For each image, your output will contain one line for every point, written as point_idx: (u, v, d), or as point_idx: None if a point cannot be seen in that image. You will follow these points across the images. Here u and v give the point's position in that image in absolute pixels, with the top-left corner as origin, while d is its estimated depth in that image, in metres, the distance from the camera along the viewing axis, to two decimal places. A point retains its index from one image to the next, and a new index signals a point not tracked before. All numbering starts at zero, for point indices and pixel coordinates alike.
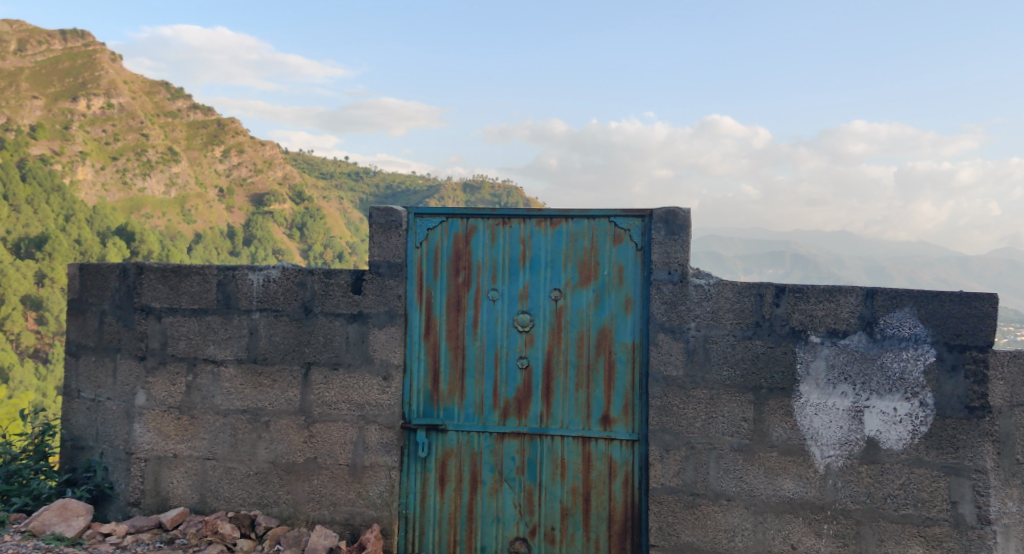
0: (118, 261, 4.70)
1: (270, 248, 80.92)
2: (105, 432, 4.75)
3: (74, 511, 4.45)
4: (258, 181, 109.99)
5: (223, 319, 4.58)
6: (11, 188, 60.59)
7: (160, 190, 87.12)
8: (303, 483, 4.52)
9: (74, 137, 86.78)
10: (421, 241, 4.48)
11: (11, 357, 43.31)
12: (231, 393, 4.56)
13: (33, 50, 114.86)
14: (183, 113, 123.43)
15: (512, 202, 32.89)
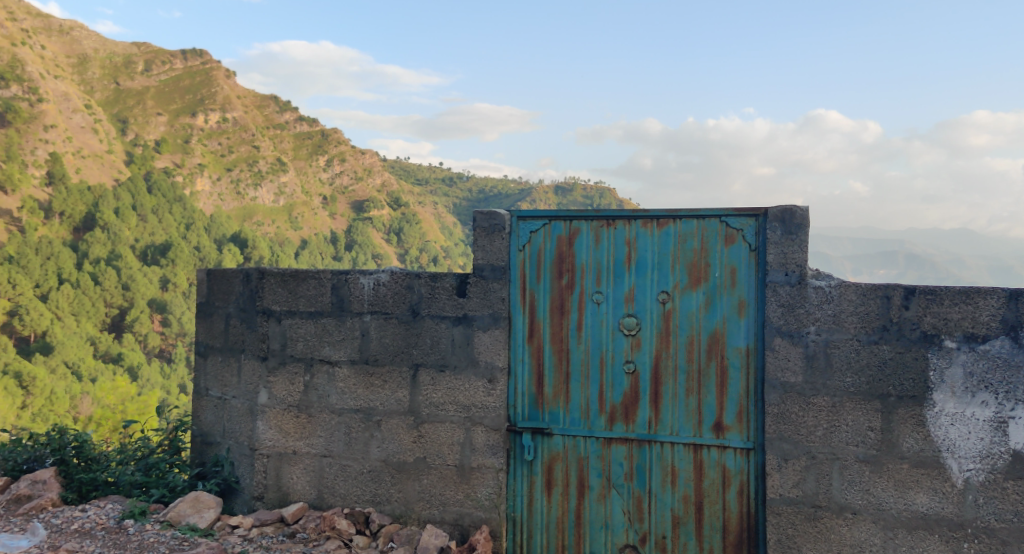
0: (241, 266, 4.90)
1: (369, 253, 84.16)
2: (231, 429, 4.96)
3: (206, 503, 4.61)
4: (359, 190, 114.16)
5: (337, 322, 4.71)
6: (139, 199, 65.87)
7: (269, 199, 91.93)
8: (414, 482, 4.58)
9: (192, 150, 92.65)
10: (525, 244, 4.49)
11: (139, 357, 47.70)
12: (344, 393, 4.68)
13: (157, 69, 123.05)
14: (290, 124, 129.36)
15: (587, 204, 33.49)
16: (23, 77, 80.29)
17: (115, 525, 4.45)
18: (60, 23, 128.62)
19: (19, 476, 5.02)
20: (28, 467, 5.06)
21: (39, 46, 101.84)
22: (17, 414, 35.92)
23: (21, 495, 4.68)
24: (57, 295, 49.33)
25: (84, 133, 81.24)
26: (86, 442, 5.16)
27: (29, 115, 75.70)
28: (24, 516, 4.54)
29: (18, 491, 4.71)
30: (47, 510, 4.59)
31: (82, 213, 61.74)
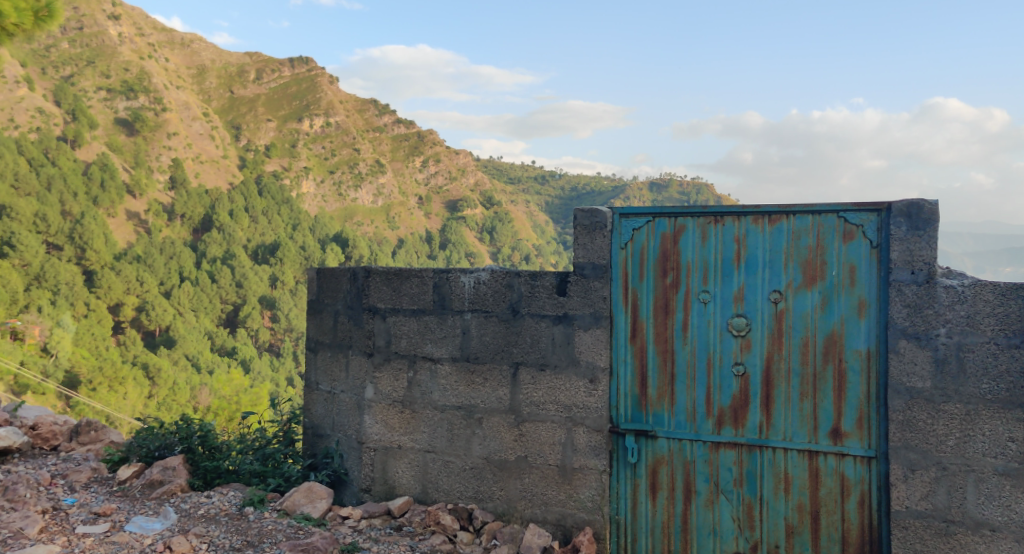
0: (349, 265, 5.00)
1: (463, 252, 85.73)
2: (340, 422, 5.05)
3: (319, 494, 4.69)
4: (454, 189, 116.27)
5: (439, 320, 4.73)
6: (251, 202, 69.40)
7: (369, 199, 94.89)
8: (516, 480, 4.56)
9: (298, 154, 96.67)
10: (628, 241, 4.39)
11: (251, 350, 50.05)
12: (447, 389, 4.69)
13: (267, 78, 128.78)
14: (389, 127, 132.86)
15: (673, 203, 33.43)
16: (149, 88, 85.75)
17: (237, 512, 4.59)
18: (182, 38, 137.29)
19: (149, 463, 5.18)
20: (158, 453, 5.21)
21: (162, 58, 108.27)
22: (145, 401, 38.61)
23: (153, 480, 4.86)
24: (179, 291, 52.19)
25: (202, 140, 86.00)
26: (210, 432, 5.32)
27: (154, 123, 80.93)
28: (158, 500, 4.72)
29: (150, 476, 4.88)
30: (177, 496, 4.75)
31: (200, 216, 65.70)
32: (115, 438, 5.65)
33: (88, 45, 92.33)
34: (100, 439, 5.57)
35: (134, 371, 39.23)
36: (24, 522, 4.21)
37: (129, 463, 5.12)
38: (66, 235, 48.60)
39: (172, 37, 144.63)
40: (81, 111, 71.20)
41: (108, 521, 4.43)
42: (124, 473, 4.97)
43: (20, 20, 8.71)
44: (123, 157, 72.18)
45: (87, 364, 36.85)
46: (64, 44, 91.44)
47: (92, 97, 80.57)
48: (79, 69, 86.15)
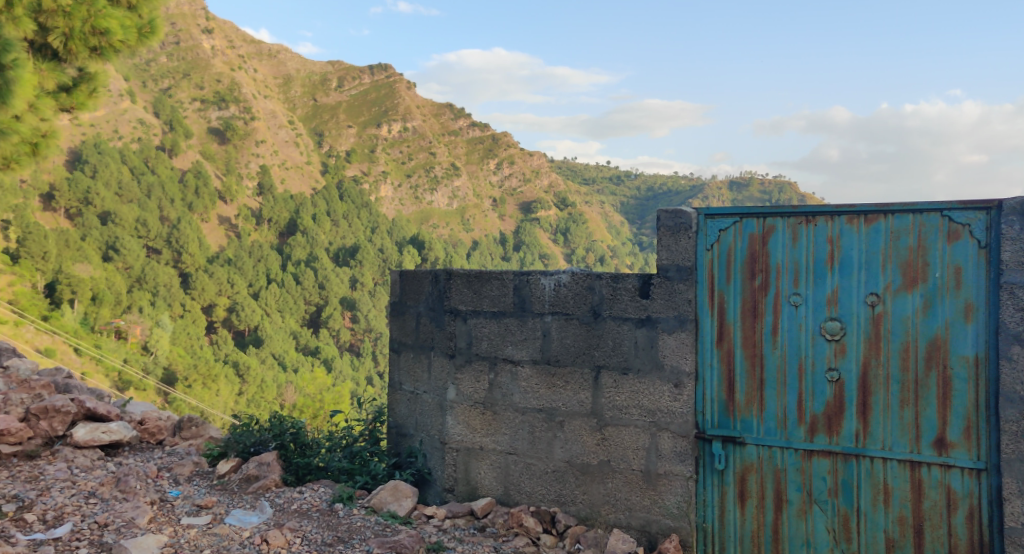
0: (431, 267, 5.04)
1: (537, 254, 86.01)
2: (423, 422, 5.09)
3: (404, 492, 4.73)
4: (528, 191, 116.92)
5: (519, 322, 4.71)
6: (333, 206, 71.36)
7: (444, 202, 96.41)
8: (598, 484, 4.51)
9: (377, 159, 98.97)
10: (713, 243, 4.30)
11: (333, 351, 51.39)
12: (528, 392, 4.67)
13: (349, 85, 132.06)
14: (464, 131, 134.41)
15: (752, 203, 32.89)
16: (239, 98, 89.22)
17: (328, 508, 4.67)
18: (269, 49, 142.32)
19: (246, 458, 5.30)
20: (253, 449, 5.33)
21: (251, 68, 112.36)
22: (237, 399, 39.78)
23: (249, 474, 4.99)
24: (266, 292, 53.96)
25: (287, 147, 88.77)
26: (301, 430, 5.44)
27: (244, 132, 84.04)
28: (254, 494, 4.83)
29: (247, 471, 5.01)
30: (271, 491, 4.86)
31: (286, 220, 67.71)
32: (214, 433, 5.74)
33: (184, 58, 96.75)
34: (200, 434, 5.66)
35: (226, 370, 40.51)
36: (134, 513, 4.35)
37: (226, 458, 5.24)
38: (165, 240, 51.38)
39: (260, 48, 150.08)
40: (177, 122, 74.63)
41: (210, 513, 4.54)
42: (223, 467, 5.09)
43: (125, 38, 9.69)
44: (215, 164, 75.24)
45: (182, 362, 38.60)
46: (163, 58, 96.13)
47: (187, 107, 84.38)
48: (175, 82, 90.28)
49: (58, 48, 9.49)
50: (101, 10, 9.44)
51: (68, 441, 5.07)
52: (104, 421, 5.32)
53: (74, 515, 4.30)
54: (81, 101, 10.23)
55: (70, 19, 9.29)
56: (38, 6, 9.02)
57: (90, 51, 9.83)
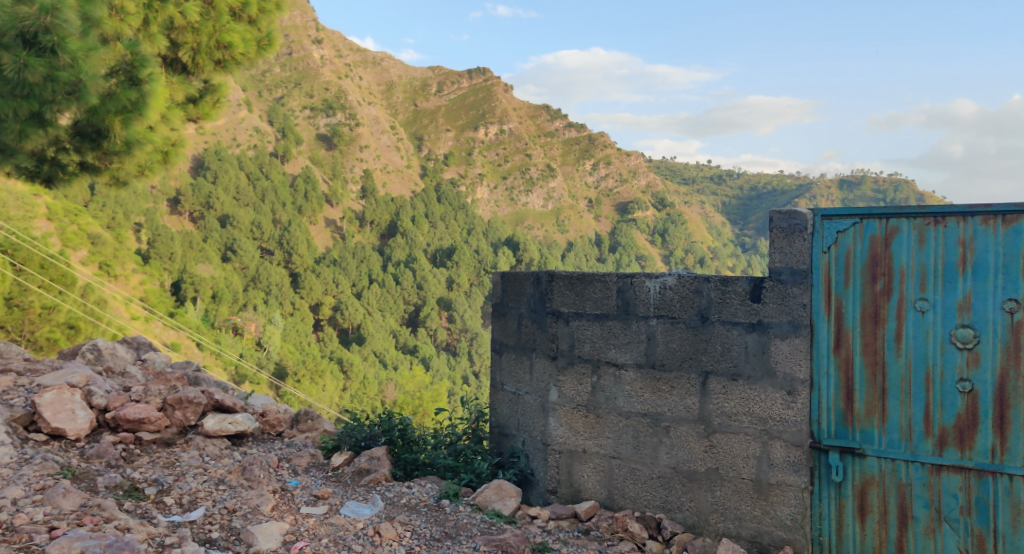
0: (533, 269, 5.03)
1: (633, 256, 85.41)
2: (525, 423, 5.09)
3: (508, 492, 4.74)
4: (625, 191, 116.27)
5: (622, 325, 4.64)
6: (431, 208, 72.95)
7: (539, 204, 97.33)
8: (707, 492, 4.39)
9: (475, 162, 100.81)
10: (830, 245, 4.14)
11: (430, 350, 52.49)
12: (632, 395, 4.60)
13: (448, 90, 134.52)
14: (561, 133, 134.91)
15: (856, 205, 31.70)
16: (345, 106, 92.36)
17: (435, 504, 4.74)
18: (375, 57, 146.70)
19: (358, 452, 5.43)
20: (365, 444, 5.47)
21: (357, 75, 116.03)
22: (341, 394, 40.90)
23: (361, 468, 5.10)
24: (368, 292, 55.64)
25: (389, 151, 91.12)
26: (408, 426, 5.54)
27: (350, 138, 86.88)
28: (366, 488, 4.94)
29: (358, 464, 5.12)
30: (382, 484, 4.95)
31: (387, 222, 69.61)
32: (328, 426, 5.90)
33: (296, 68, 100.87)
34: (315, 428, 5.83)
35: (331, 366, 41.68)
36: (259, 500, 4.51)
37: (340, 452, 5.38)
38: (277, 241, 53.78)
39: (366, 55, 154.88)
40: (289, 129, 77.77)
41: (326, 503, 4.68)
42: (337, 460, 5.24)
43: (246, 50, 10.54)
44: (322, 169, 78.12)
45: (292, 358, 39.88)
46: (277, 69, 100.59)
47: (298, 114, 87.96)
48: (287, 90, 94.27)
49: (187, 62, 10.28)
50: (225, 26, 10.24)
51: (199, 430, 5.24)
52: (231, 413, 5.46)
53: (206, 499, 4.48)
54: (205, 112, 10.90)
55: (197, 34, 10.11)
56: (171, 23, 9.80)
57: (215, 64, 10.64)
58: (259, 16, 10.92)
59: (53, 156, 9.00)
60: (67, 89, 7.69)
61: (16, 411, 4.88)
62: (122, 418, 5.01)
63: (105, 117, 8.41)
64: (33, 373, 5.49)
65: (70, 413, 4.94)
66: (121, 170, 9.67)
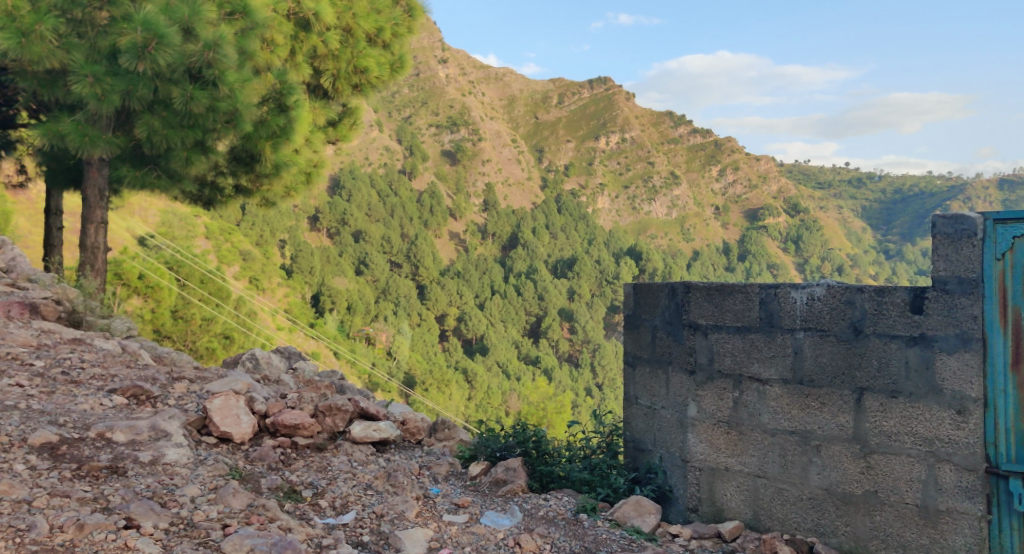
0: (667, 280, 4.86)
1: (765, 264, 82.68)
2: (662, 438, 4.91)
3: (647, 508, 4.59)
4: (754, 197, 113.23)
5: (766, 338, 4.41)
6: (551, 220, 73.61)
7: (663, 212, 97.17)
8: (864, 517, 4.11)
9: (596, 172, 101.38)
10: (1004, 253, 3.83)
11: (553, 361, 52.68)
12: (778, 412, 4.36)
13: (569, 101, 135.53)
14: (685, 139, 133.07)
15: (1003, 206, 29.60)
16: (468, 121, 94.66)
17: (572, 517, 4.65)
18: (497, 73, 150.02)
19: (494, 463, 5.42)
20: (500, 454, 5.45)
21: (479, 92, 118.78)
22: (467, 403, 41.51)
23: (498, 478, 5.09)
24: (491, 304, 56.72)
25: (511, 163, 92.57)
26: (544, 438, 5.51)
27: (473, 152, 89.03)
28: (503, 498, 4.93)
29: (495, 474, 5.12)
30: (519, 496, 4.93)
31: (509, 234, 70.82)
32: (464, 436, 5.92)
33: (422, 87, 104.33)
34: (452, 436, 5.89)
35: (457, 375, 42.40)
36: (404, 506, 4.58)
37: (477, 461, 5.38)
38: (405, 254, 55.65)
39: (488, 72, 158.61)
40: (416, 146, 80.36)
41: (466, 512, 4.68)
42: (474, 469, 5.25)
43: (380, 73, 10.95)
44: (447, 184, 80.28)
45: (420, 368, 40.75)
46: (405, 89, 104.43)
47: (425, 132, 90.82)
48: (414, 110, 97.62)
49: (328, 88, 10.76)
50: (361, 52, 10.68)
51: (347, 436, 5.40)
52: (374, 420, 5.62)
53: (357, 504, 4.59)
54: (343, 134, 11.33)
55: (337, 60, 10.56)
56: (315, 52, 10.27)
57: (352, 88, 11.05)
58: (392, 40, 11.35)
59: (212, 180, 9.62)
60: (226, 118, 8.19)
61: (189, 415, 5.09)
62: (279, 423, 5.16)
63: (258, 143, 8.89)
64: (201, 379, 5.78)
65: (235, 417, 5.10)
66: (269, 192, 10.17)
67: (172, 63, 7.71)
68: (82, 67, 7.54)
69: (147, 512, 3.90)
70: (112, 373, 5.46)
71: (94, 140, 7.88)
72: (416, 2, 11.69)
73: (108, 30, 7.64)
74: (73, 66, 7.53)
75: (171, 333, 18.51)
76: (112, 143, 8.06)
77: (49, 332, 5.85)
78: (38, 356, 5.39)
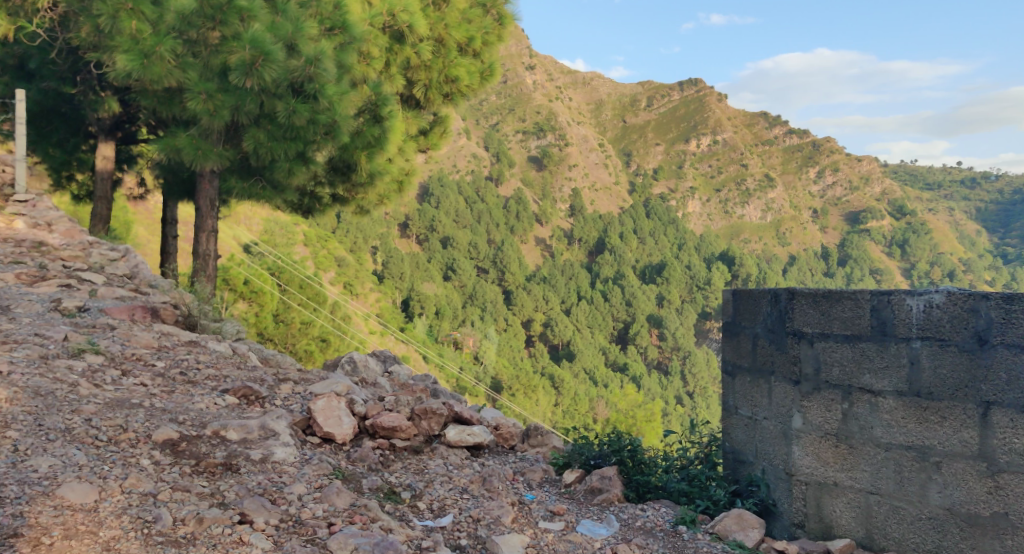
0: (770, 286, 4.66)
1: (867, 269, 79.56)
2: (765, 450, 4.69)
3: (750, 523, 4.41)
4: (855, 200, 109.38)
5: (878, 348, 4.16)
6: (640, 224, 72.97)
7: (757, 216, 94.98)
8: (992, 539, 3.83)
9: (687, 177, 100.34)
10: None
11: (641, 368, 52.07)
12: (893, 426, 4.11)
13: (658, 104, 134.23)
14: (780, 140, 129.73)
15: None
16: (556, 127, 94.95)
17: (671, 529, 4.52)
18: (584, 79, 150.14)
19: (589, 470, 5.29)
20: (595, 462, 5.32)
21: (566, 97, 119.07)
22: (554, 409, 41.39)
23: (593, 486, 4.97)
24: (577, 310, 56.67)
25: (598, 168, 92.27)
26: (639, 447, 5.34)
27: (559, 157, 89.20)
28: (598, 507, 4.81)
29: (590, 482, 5.00)
30: (615, 505, 4.81)
31: (596, 239, 70.64)
32: (558, 443, 5.81)
33: (510, 94, 105.41)
34: (545, 442, 5.79)
35: (544, 381, 42.36)
36: (499, 511, 4.52)
37: (570, 468, 5.28)
38: (492, 260, 56.27)
39: (575, 77, 158.83)
40: (503, 153, 81.13)
41: (562, 520, 4.60)
42: (568, 477, 5.15)
43: (471, 82, 11.05)
44: (534, 190, 80.75)
45: (507, 373, 40.87)
46: (493, 97, 105.72)
47: (512, 139, 91.80)
48: (502, 117, 98.63)
49: (421, 98, 10.91)
50: (452, 62, 10.78)
51: (441, 440, 5.39)
52: (468, 424, 5.60)
53: (453, 507, 4.57)
54: (434, 142, 11.49)
55: (430, 71, 10.67)
56: (408, 63, 10.41)
57: (444, 97, 11.16)
58: (482, 48, 11.46)
59: (311, 189, 9.89)
60: (326, 129, 8.39)
61: (294, 416, 5.18)
62: (377, 424, 5.21)
63: (354, 153, 9.06)
64: (304, 381, 5.90)
65: (337, 419, 5.16)
66: (364, 200, 10.38)
67: (276, 79, 7.93)
68: (197, 85, 7.88)
69: (259, 509, 3.98)
70: (223, 374, 5.63)
71: (206, 153, 8.22)
72: (505, 10, 11.75)
73: (219, 49, 7.94)
74: (189, 85, 7.91)
75: (273, 336, 19.20)
76: (222, 155, 8.36)
77: (167, 333, 6.07)
78: (159, 357, 5.60)
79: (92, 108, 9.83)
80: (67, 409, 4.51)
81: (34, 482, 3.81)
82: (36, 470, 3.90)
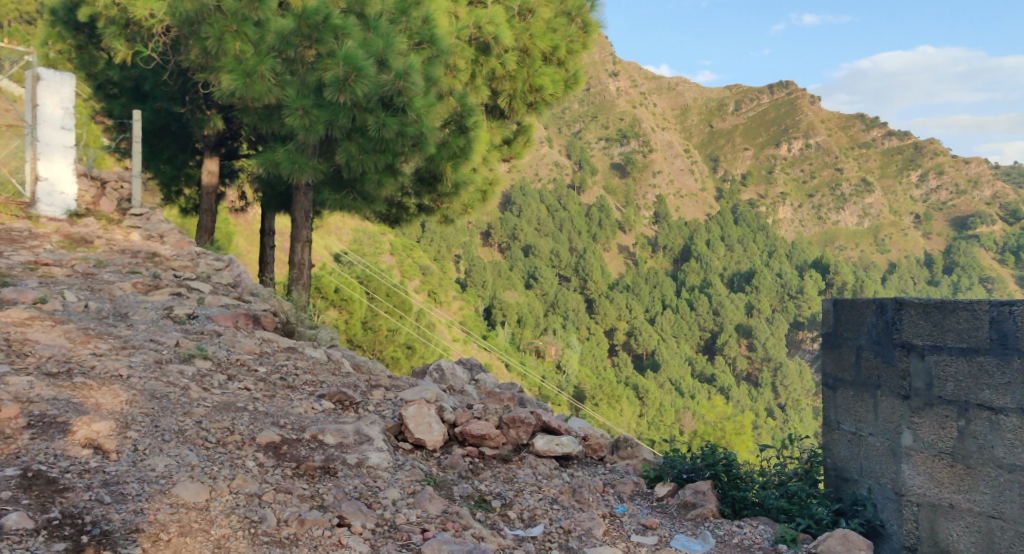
0: (874, 296, 4.44)
1: (976, 277, 75.60)
2: (871, 467, 4.45)
3: (856, 544, 4.20)
4: (962, 204, 104.41)
5: (999, 363, 3.89)
6: (727, 231, 71.65)
7: (852, 222, 92.96)
8: None
9: (777, 183, 98.54)
10: None
11: (729, 378, 50.91)
12: (1015, 445, 3.84)
13: (747, 107, 131.35)
14: (878, 143, 124.94)
15: None
16: (639, 133, 94.20)
17: (770, 547, 4.36)
18: (669, 83, 148.44)
19: (682, 484, 5.11)
20: (688, 476, 5.14)
21: (650, 103, 118.02)
22: (639, 420, 40.87)
23: (686, 501, 4.82)
24: (662, 319, 56.03)
25: (684, 175, 91.05)
26: (733, 460, 5.12)
27: (643, 164, 88.36)
28: (693, 522, 4.67)
29: (683, 497, 4.84)
30: (711, 520, 4.65)
31: (681, 246, 69.62)
32: (648, 455, 5.66)
33: (592, 102, 105.27)
34: (635, 455, 5.64)
35: (628, 391, 41.95)
36: (591, 524, 4.45)
37: (663, 482, 5.11)
38: (574, 268, 56.22)
39: (659, 83, 157.53)
40: (585, 160, 80.92)
41: (656, 534, 4.50)
42: (661, 490, 5.00)
43: (555, 90, 11.02)
44: (617, 198, 80.25)
45: (590, 382, 40.64)
46: (576, 105, 105.79)
47: (594, 147, 91.73)
48: (584, 124, 98.66)
49: (505, 108, 10.96)
50: (536, 71, 10.77)
51: (531, 449, 5.34)
52: (557, 434, 5.53)
53: (545, 517, 4.52)
54: (518, 151, 11.53)
55: (514, 81, 10.70)
56: (493, 74, 10.46)
57: (528, 107, 11.18)
58: (566, 57, 11.44)
59: (399, 200, 10.05)
60: (413, 141, 8.48)
61: (387, 422, 5.22)
62: (467, 432, 5.20)
63: (440, 163, 9.17)
64: (395, 388, 5.95)
65: (428, 425, 5.17)
66: (449, 209, 10.48)
67: (368, 94, 8.04)
68: (294, 101, 8.10)
69: (357, 512, 4.04)
70: (320, 380, 5.74)
71: (302, 166, 8.41)
72: (590, 18, 11.67)
73: (315, 66, 8.14)
74: (287, 101, 8.13)
75: (362, 341, 19.56)
76: (317, 168, 8.56)
77: (268, 340, 6.26)
78: (261, 362, 5.76)
79: (199, 125, 10.27)
80: (180, 412, 4.68)
81: (152, 480, 3.96)
82: (153, 469, 4.05)
